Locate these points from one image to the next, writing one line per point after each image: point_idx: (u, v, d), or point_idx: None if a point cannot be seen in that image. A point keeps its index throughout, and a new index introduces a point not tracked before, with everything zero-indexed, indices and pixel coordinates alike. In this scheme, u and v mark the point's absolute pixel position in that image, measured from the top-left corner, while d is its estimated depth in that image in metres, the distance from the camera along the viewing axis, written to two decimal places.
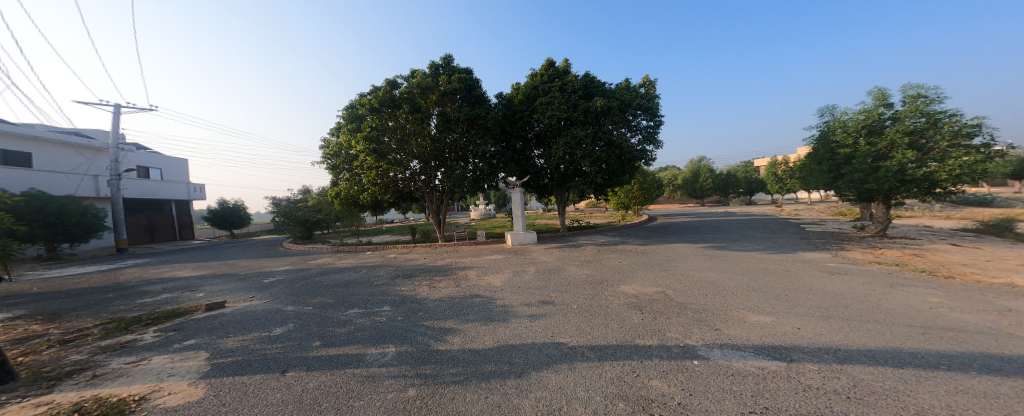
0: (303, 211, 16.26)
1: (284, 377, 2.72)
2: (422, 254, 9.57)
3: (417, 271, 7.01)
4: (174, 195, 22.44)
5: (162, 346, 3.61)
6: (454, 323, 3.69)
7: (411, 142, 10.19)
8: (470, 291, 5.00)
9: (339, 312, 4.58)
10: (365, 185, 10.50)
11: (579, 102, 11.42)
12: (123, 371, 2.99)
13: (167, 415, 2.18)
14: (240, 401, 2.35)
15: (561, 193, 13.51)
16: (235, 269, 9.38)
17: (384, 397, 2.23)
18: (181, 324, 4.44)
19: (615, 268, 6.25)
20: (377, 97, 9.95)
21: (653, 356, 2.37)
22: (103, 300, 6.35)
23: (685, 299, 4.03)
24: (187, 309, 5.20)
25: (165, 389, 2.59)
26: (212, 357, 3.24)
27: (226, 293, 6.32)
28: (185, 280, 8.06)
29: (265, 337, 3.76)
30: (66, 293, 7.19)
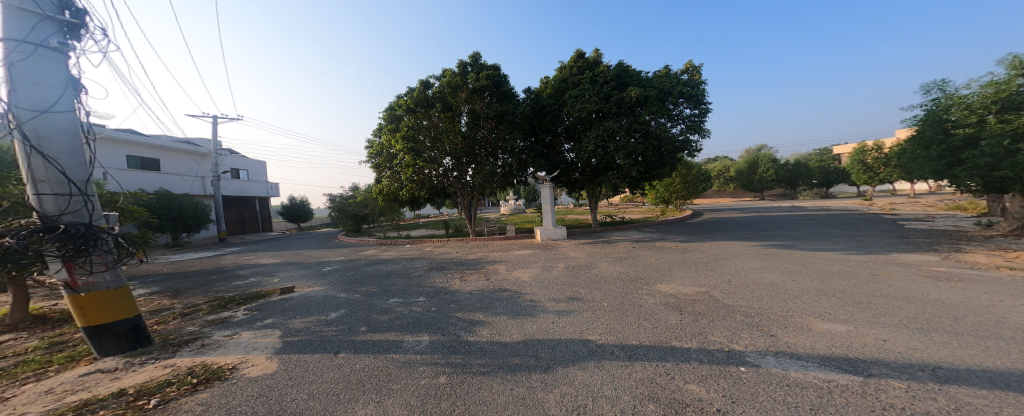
0: (352, 206, 17.67)
1: (337, 357, 3.03)
2: (454, 248, 9.95)
3: (450, 264, 7.32)
4: (261, 193, 25.63)
5: (249, 323, 4.19)
6: (482, 316, 3.83)
7: (444, 139, 10.57)
8: (499, 285, 5.13)
9: (382, 300, 4.96)
10: (403, 182, 11.10)
11: (611, 93, 11.02)
12: (221, 342, 3.54)
13: (250, 384, 2.55)
14: (302, 376, 2.67)
15: (594, 188, 13.17)
16: (302, 257, 10.57)
17: (419, 383, 2.41)
18: (262, 304, 5.13)
19: (651, 266, 6.03)
20: (412, 97, 10.42)
21: (692, 360, 2.29)
22: (209, 281, 7.57)
23: (732, 301, 3.78)
24: (267, 292, 5.96)
25: (249, 361, 3.03)
26: (284, 335, 3.69)
27: (294, 278, 7.16)
28: (265, 266, 9.28)
29: (323, 320, 4.20)
30: (182, 274, 8.72)
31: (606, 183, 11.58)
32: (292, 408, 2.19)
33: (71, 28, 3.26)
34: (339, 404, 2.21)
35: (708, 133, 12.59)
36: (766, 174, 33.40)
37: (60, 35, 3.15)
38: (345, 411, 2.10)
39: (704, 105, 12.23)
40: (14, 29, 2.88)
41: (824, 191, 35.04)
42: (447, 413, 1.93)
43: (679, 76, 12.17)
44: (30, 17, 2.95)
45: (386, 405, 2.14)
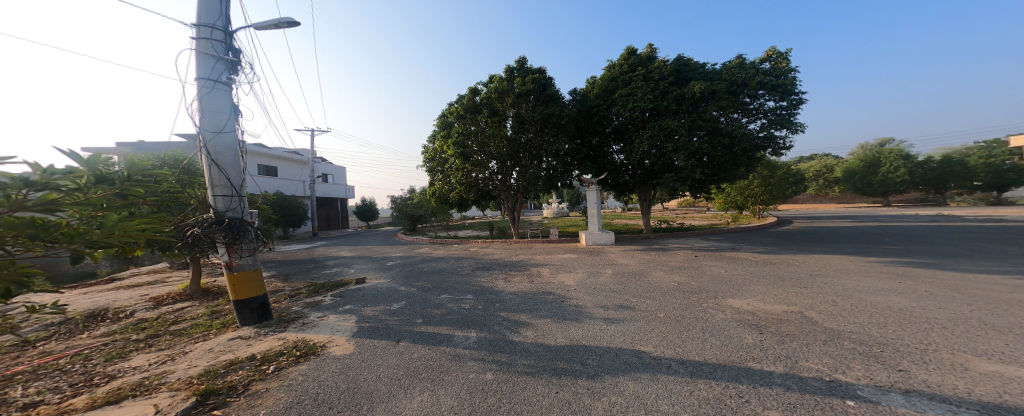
0: (410, 207, 19.12)
1: (399, 345, 3.33)
2: (498, 250, 10.18)
3: (495, 264, 7.51)
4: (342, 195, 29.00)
5: (333, 307, 4.83)
6: (526, 317, 3.88)
7: (490, 144, 10.90)
8: (543, 288, 5.12)
9: (434, 295, 5.31)
10: (453, 185, 11.68)
11: (668, 89, 10.35)
12: (314, 322, 4.17)
13: (331, 362, 2.97)
14: (372, 359, 3.00)
15: (647, 191, 12.39)
16: (371, 252, 11.84)
17: (467, 377, 2.53)
18: (343, 291, 5.86)
19: (717, 278, 5.46)
20: (462, 105, 10.97)
21: (775, 385, 2.02)
22: (306, 268, 8.90)
23: (837, 324, 3.23)
24: (345, 281, 6.78)
25: (335, 340, 3.53)
26: (359, 320, 4.17)
27: (365, 270, 8.03)
28: (344, 258, 10.61)
29: (387, 310, 4.64)
30: (288, 261, 10.49)
31: (662, 186, 10.84)
32: (364, 387, 2.48)
33: (232, 65, 4.42)
34: (399, 389, 2.43)
35: (799, 127, 11.02)
36: (894, 174, 27.64)
37: (229, 71, 4.32)
38: (405, 396, 2.32)
39: (794, 96, 10.83)
40: (205, 71, 4.09)
41: (992, 196, 26.58)
42: (494, 409, 2.02)
43: (759, 66, 11.00)
44: (211, 59, 4.11)
45: (439, 394, 2.29)
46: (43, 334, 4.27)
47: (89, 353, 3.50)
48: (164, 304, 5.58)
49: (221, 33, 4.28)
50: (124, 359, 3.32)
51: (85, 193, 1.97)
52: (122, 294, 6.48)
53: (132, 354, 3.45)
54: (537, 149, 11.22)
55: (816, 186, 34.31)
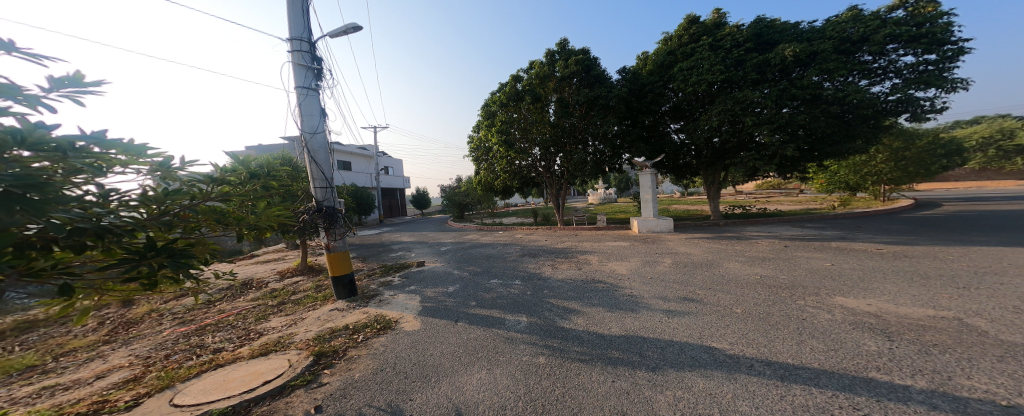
0: (457, 195, 19.91)
1: (457, 325, 3.56)
2: (543, 236, 10.16)
3: (541, 251, 7.51)
4: (401, 186, 31.25)
5: (400, 287, 5.36)
6: (577, 304, 3.83)
7: (533, 130, 10.78)
8: (593, 276, 5.01)
9: (484, 280, 5.53)
10: (498, 173, 11.87)
11: (741, 56, 9.12)
12: (386, 300, 4.73)
13: (402, 337, 3.34)
14: (437, 336, 3.28)
15: (717, 172, 11.15)
16: (426, 237, 12.76)
17: (520, 359, 2.61)
18: (407, 273, 6.45)
19: (800, 272, 4.77)
20: (504, 92, 10.83)
21: (919, 404, 1.69)
22: (376, 251, 9.97)
23: (1012, 336, 2.57)
24: (405, 264, 7.40)
25: (405, 317, 3.97)
26: (424, 300, 4.56)
27: (422, 255, 8.67)
28: (403, 243, 11.61)
29: (444, 291, 4.96)
30: (364, 244, 11.92)
31: (737, 166, 9.71)
32: (431, 361, 2.73)
33: (319, 73, 5.06)
34: (461, 365, 2.61)
35: (954, 84, 8.86)
36: None
37: (314, 77, 4.90)
38: (466, 372, 2.48)
39: (944, 46, 8.74)
40: (300, 80, 4.76)
41: None
42: (549, 391, 2.06)
43: (889, 15, 9.05)
44: (303, 70, 4.76)
45: (495, 373, 2.40)
46: (220, 295, 5.82)
47: (246, 313, 4.68)
48: (288, 276, 6.94)
49: (308, 44, 4.85)
50: (267, 320, 4.36)
51: (243, 187, 2.46)
52: (261, 266, 8.25)
53: (270, 315, 4.52)
54: (582, 133, 10.84)
55: (983, 159, 26.73)
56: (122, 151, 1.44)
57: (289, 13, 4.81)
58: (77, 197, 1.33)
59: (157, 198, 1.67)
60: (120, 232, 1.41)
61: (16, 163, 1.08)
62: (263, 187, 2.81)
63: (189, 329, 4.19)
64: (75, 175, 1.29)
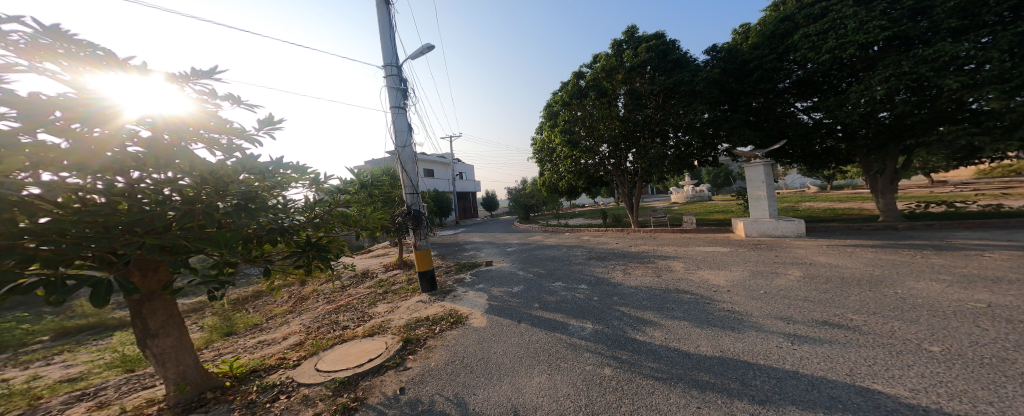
0: (524, 197, 20.29)
1: (520, 325, 3.61)
2: (614, 239, 9.58)
3: (612, 255, 7.07)
4: (474, 190, 33.41)
5: (470, 285, 5.71)
6: (653, 316, 3.47)
7: (601, 126, 10.17)
8: (673, 285, 4.49)
9: (549, 282, 5.48)
10: (563, 174, 11.74)
11: (918, 2, 6.78)
12: (458, 296, 5.09)
13: (471, 332, 3.56)
14: (501, 335, 3.39)
15: (892, 158, 8.32)
16: (496, 238, 13.36)
17: (584, 367, 2.50)
18: (477, 271, 6.83)
19: (992, 288, 3.40)
20: (567, 91, 10.61)
21: None
22: (452, 250, 10.85)
23: None
24: (476, 263, 7.82)
25: (474, 313, 4.19)
26: (491, 299, 4.75)
27: (491, 255, 9.06)
28: (476, 243, 12.37)
29: (509, 291, 5.08)
30: (443, 243, 13.15)
31: (931, 147, 6.88)
32: (494, 359, 2.83)
33: (405, 91, 5.72)
34: (522, 366, 2.63)
35: None
36: None
37: (401, 97, 5.59)
38: (526, 374, 2.49)
39: None
40: (392, 100, 5.47)
41: None
42: (615, 407, 1.92)
43: None
44: (393, 90, 5.46)
45: (556, 380, 2.34)
46: (348, 282, 7.45)
47: (362, 299, 5.77)
48: (388, 269, 8.22)
49: (397, 69, 5.57)
50: (375, 305, 5.27)
51: (357, 199, 3.88)
52: (372, 260, 10.03)
53: (377, 302, 5.42)
54: (660, 125, 9.84)
55: None
56: (291, 170, 2.82)
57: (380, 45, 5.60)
58: (276, 204, 2.75)
59: (309, 206, 3.19)
60: (290, 230, 2.71)
61: (244, 183, 2.31)
62: (357, 199, 3.97)
63: (329, 308, 5.59)
64: (275, 188, 2.69)
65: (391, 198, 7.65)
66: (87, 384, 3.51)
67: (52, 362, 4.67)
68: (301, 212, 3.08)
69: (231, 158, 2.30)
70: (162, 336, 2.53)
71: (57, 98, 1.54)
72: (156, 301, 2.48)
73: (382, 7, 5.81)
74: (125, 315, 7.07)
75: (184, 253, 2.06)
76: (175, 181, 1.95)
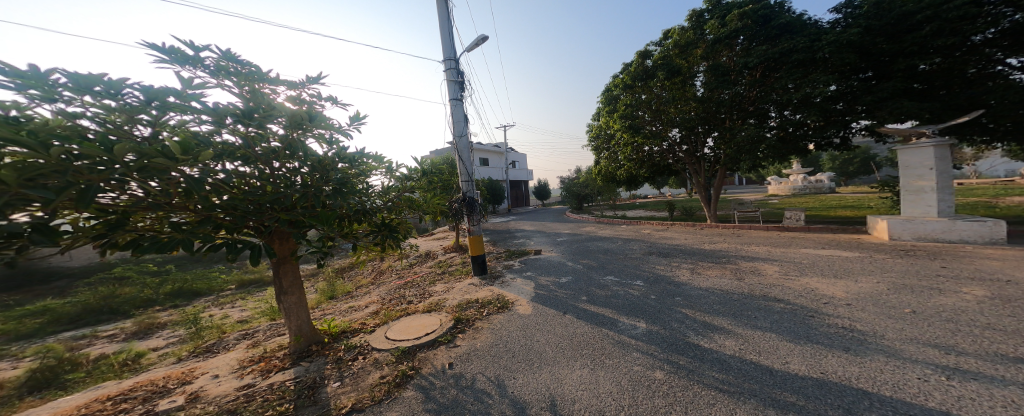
0: (578, 186, 19.65)
1: (564, 317, 3.59)
2: (677, 234, 8.82)
3: (674, 252, 6.46)
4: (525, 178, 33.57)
5: (517, 272, 5.79)
6: (723, 322, 3.08)
7: (670, 109, 9.13)
8: (750, 290, 3.93)
9: (600, 275, 5.26)
10: (621, 162, 11.01)
11: None
12: (505, 282, 5.21)
13: (515, 318, 3.66)
14: (544, 325, 3.41)
15: None
16: (545, 227, 13.32)
17: (631, 367, 2.39)
18: (525, 259, 6.87)
19: None
20: (630, 72, 9.69)
21: None
22: (502, 237, 11.12)
23: None
24: (524, 250, 7.87)
25: (519, 301, 4.26)
26: (537, 287, 4.76)
27: (540, 244, 9.03)
28: (525, 231, 12.48)
29: (556, 282, 5.02)
30: (494, 230, 13.55)
31: None
32: (536, 347, 2.91)
33: (461, 83, 5.82)
34: (564, 358, 2.65)
35: None
36: None
37: (458, 89, 5.70)
38: (567, 366, 2.51)
39: None
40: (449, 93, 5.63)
41: None
42: (660, 412, 1.81)
43: None
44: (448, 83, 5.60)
45: (598, 375, 2.32)
46: (410, 261, 8.18)
47: (421, 277, 6.28)
48: (444, 252, 8.78)
49: (455, 62, 5.69)
50: (433, 283, 5.69)
51: (418, 186, 4.14)
52: (431, 242, 10.80)
53: (435, 281, 5.82)
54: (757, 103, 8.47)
55: None
56: (371, 159, 3.09)
57: (439, 39, 5.75)
58: (363, 188, 3.11)
59: (385, 191, 3.47)
60: (369, 211, 2.99)
61: (341, 170, 2.72)
62: (421, 185, 4.21)
63: (398, 283, 6.18)
64: (359, 174, 2.99)
65: (449, 185, 8.04)
66: (245, 329, 4.56)
67: (206, 309, 6.24)
68: (379, 196, 3.36)
69: (331, 150, 2.74)
70: (289, 294, 3.10)
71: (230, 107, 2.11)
72: (288, 265, 3.02)
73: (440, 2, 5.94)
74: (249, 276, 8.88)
75: (304, 227, 2.46)
76: (299, 169, 2.47)
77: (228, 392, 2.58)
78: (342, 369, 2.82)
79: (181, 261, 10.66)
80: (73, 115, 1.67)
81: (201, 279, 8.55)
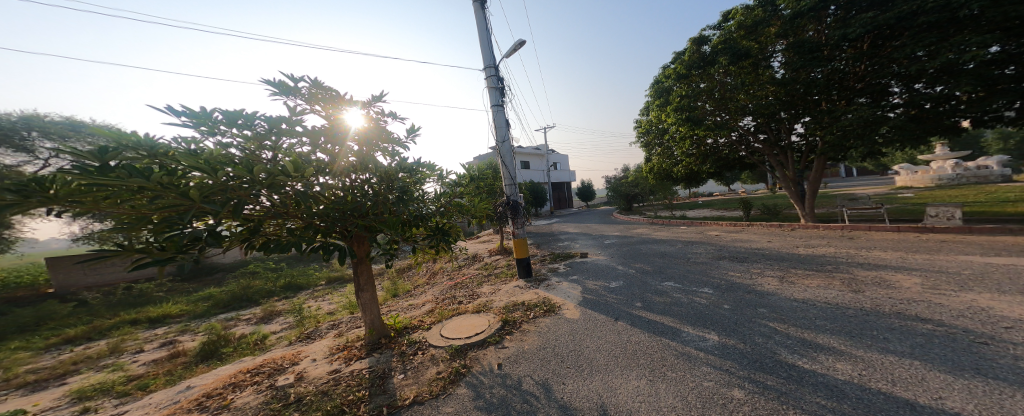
0: (626, 186, 18.63)
1: (617, 324, 3.36)
2: (750, 235, 7.85)
3: (744, 256, 5.69)
4: (568, 179, 32.87)
5: (564, 275, 5.60)
6: (834, 341, 2.45)
7: (738, 97, 8.08)
8: (849, 300, 3.26)
9: (657, 281, 4.84)
10: (679, 157, 10.26)
11: None
12: (552, 285, 5.06)
13: (563, 322, 3.54)
14: (595, 330, 3.24)
15: None
16: (591, 229, 12.86)
17: (700, 383, 2.12)
18: (572, 262, 6.64)
19: None
20: (685, 61, 8.92)
21: None
22: (546, 239, 10.97)
23: None
24: (570, 253, 7.61)
25: (566, 304, 4.11)
26: (584, 292, 4.55)
27: (587, 246, 8.68)
28: (570, 233, 12.17)
29: (606, 286, 4.74)
30: (538, 233, 13.47)
31: None
32: (586, 353, 2.76)
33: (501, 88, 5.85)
34: (618, 366, 2.47)
35: None
36: None
37: (499, 95, 5.74)
38: (622, 375, 2.34)
39: None
40: (490, 100, 5.70)
41: None
42: None
43: None
44: (488, 90, 5.66)
45: (658, 388, 2.11)
46: (459, 262, 8.44)
47: (470, 279, 6.42)
48: (491, 254, 8.90)
49: (495, 69, 5.74)
50: (481, 285, 5.77)
51: (465, 190, 4.22)
52: (477, 245, 11.06)
53: (483, 283, 5.89)
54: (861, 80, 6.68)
55: None
56: (425, 168, 3.22)
57: (479, 49, 5.86)
58: (421, 195, 3.27)
59: (438, 197, 3.59)
60: (424, 216, 3.13)
61: (403, 180, 2.90)
62: (468, 189, 4.25)
63: (449, 284, 6.40)
64: (418, 181, 3.16)
65: (494, 189, 8.14)
66: (333, 320, 5.17)
67: (288, 305, 7.16)
68: (433, 202, 3.48)
69: (394, 162, 2.96)
70: (366, 290, 3.41)
71: (319, 129, 2.51)
72: (365, 264, 3.31)
73: (478, 13, 6.05)
74: (321, 276, 9.97)
75: (374, 231, 2.77)
76: (368, 180, 2.71)
77: (322, 374, 2.92)
78: (405, 362, 2.95)
79: (290, 259, 12.78)
80: (224, 144, 2.18)
81: (303, 275, 10.02)
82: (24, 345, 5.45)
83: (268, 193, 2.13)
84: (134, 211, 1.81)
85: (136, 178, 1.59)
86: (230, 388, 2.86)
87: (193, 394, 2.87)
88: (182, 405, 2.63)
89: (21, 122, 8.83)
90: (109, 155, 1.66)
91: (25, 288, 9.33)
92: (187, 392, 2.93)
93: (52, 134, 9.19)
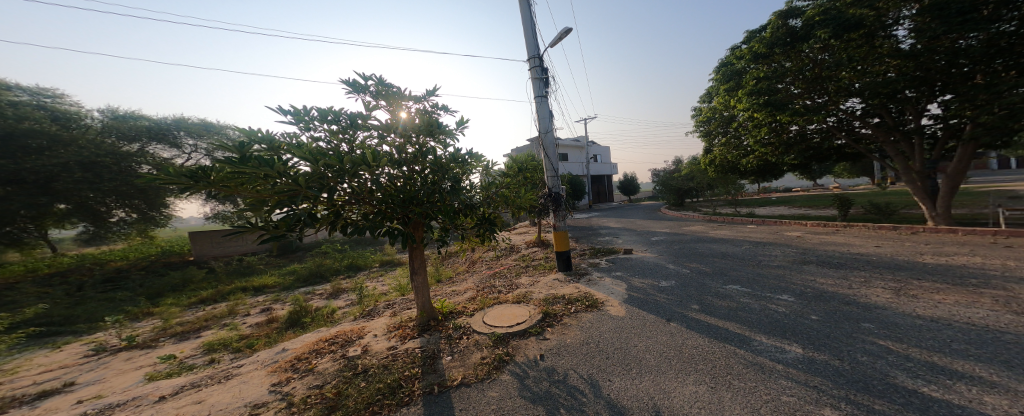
0: (675, 180, 17.28)
1: (669, 325, 3.14)
2: (839, 238, 6.82)
3: (825, 263, 4.96)
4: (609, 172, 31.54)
5: (608, 271, 5.40)
6: (981, 370, 2.00)
7: (834, 76, 6.91)
8: (975, 323, 2.67)
9: (717, 283, 4.43)
10: (749, 147, 9.24)
11: None
12: (595, 281, 4.90)
13: (608, 319, 3.41)
14: (644, 330, 3.06)
15: None
16: (635, 224, 12.22)
17: (778, 397, 1.87)
18: (614, 258, 6.38)
19: None
20: (766, 39, 7.88)
21: None
22: (586, 233, 10.68)
23: None
24: (612, 249, 7.32)
25: (611, 301, 3.95)
26: (629, 289, 4.34)
27: (631, 242, 8.26)
28: (612, 228, 11.71)
29: (655, 285, 4.47)
30: (578, 226, 13.17)
31: None
32: (634, 352, 2.62)
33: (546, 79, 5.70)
34: (673, 370, 2.30)
35: None
36: None
37: (544, 85, 5.60)
38: (677, 379, 2.17)
39: None
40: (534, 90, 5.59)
41: None
42: None
43: None
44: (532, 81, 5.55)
45: (721, 396, 1.92)
46: (500, 253, 8.57)
47: (510, 269, 6.49)
48: (530, 246, 8.90)
49: (540, 59, 5.59)
50: (521, 276, 5.81)
51: (509, 180, 4.19)
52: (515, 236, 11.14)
53: (521, 274, 5.94)
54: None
55: None
56: (473, 158, 3.25)
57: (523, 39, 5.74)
58: (469, 185, 3.31)
59: (485, 187, 3.60)
60: (471, 205, 3.16)
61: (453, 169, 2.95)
62: (513, 181, 4.21)
63: (489, 272, 6.56)
64: (466, 171, 3.20)
65: (536, 182, 8.07)
66: (388, 300, 5.59)
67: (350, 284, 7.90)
68: (480, 192, 3.52)
69: (446, 153, 3.05)
70: (418, 274, 3.60)
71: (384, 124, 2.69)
72: (419, 250, 3.49)
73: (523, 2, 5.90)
74: (375, 259, 10.84)
75: (429, 219, 2.87)
76: (416, 170, 2.83)
77: (382, 349, 3.16)
78: (453, 345, 3.06)
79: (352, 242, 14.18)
80: (317, 138, 2.44)
81: (363, 257, 10.99)
82: (175, 303, 6.84)
83: (349, 181, 2.33)
84: (258, 195, 2.04)
85: (263, 167, 1.89)
86: (313, 354, 3.22)
87: (287, 356, 3.29)
88: (281, 364, 3.02)
89: (174, 123, 11.04)
90: (245, 148, 1.97)
91: (177, 254, 11.77)
92: (282, 354, 3.36)
93: (194, 133, 11.44)
